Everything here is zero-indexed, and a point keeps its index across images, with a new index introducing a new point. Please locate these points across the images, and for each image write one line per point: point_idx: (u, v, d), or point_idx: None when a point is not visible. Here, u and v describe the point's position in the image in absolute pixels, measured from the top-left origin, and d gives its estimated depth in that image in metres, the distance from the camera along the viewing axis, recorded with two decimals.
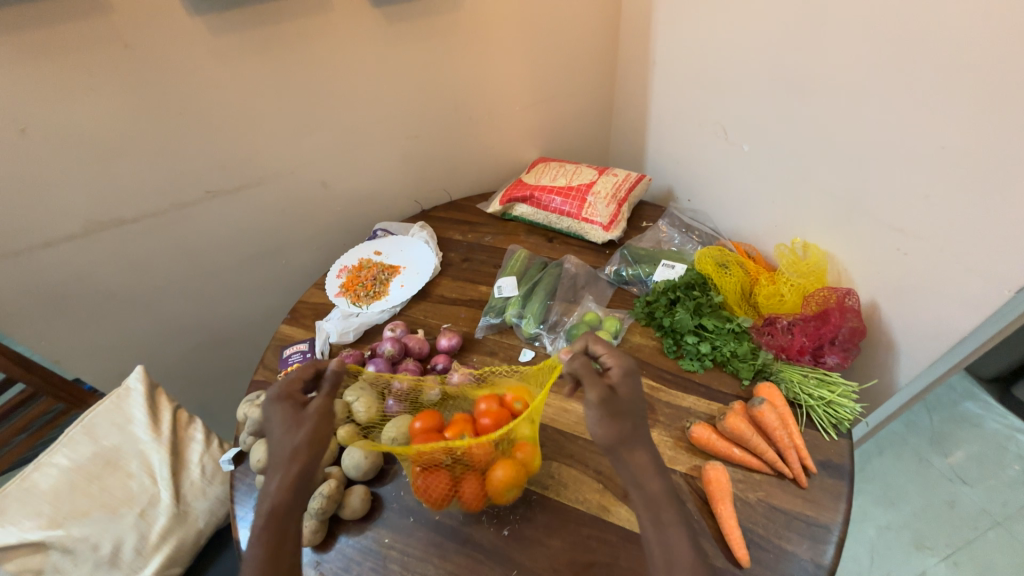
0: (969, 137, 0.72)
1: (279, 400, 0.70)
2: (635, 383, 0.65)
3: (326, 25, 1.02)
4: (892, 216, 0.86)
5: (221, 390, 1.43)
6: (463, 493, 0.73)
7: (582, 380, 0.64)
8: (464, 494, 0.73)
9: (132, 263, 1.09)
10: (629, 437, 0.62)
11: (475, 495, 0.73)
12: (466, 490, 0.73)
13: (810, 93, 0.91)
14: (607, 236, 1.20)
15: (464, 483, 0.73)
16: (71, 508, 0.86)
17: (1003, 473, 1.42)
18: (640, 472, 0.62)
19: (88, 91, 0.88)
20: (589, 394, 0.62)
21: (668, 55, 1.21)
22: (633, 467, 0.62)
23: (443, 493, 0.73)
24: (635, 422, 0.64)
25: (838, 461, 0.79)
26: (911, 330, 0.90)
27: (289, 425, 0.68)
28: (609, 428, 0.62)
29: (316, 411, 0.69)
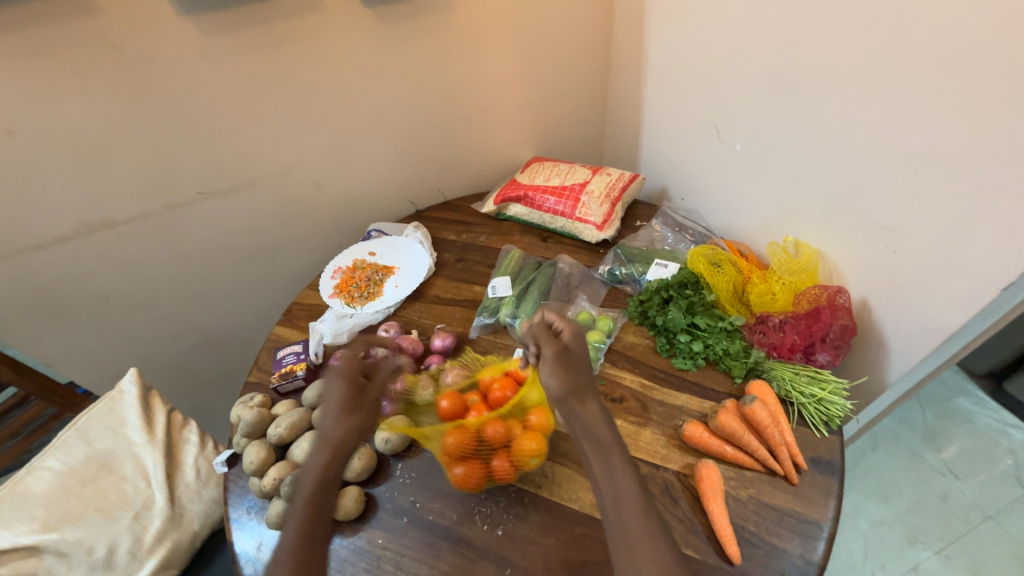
0: (956, 136, 0.73)
1: (343, 376, 0.78)
2: (585, 339, 0.74)
3: (318, 25, 1.01)
4: (882, 215, 0.86)
5: (215, 391, 1.43)
6: (495, 470, 0.76)
7: (539, 338, 0.73)
8: (495, 470, 0.76)
9: (124, 264, 1.08)
10: (581, 388, 0.69)
11: (505, 470, 0.77)
12: (497, 466, 0.76)
13: (802, 92, 0.92)
14: (600, 236, 1.20)
15: (494, 461, 0.76)
16: (65, 511, 0.86)
17: (995, 468, 1.43)
18: (590, 422, 0.67)
19: (78, 93, 0.88)
20: (545, 349, 0.71)
21: (660, 54, 1.21)
22: (583, 419, 0.68)
23: (476, 475, 0.76)
24: (586, 374, 0.71)
25: (828, 457, 0.80)
26: (901, 328, 0.91)
27: (345, 405, 0.76)
28: (565, 378, 0.69)
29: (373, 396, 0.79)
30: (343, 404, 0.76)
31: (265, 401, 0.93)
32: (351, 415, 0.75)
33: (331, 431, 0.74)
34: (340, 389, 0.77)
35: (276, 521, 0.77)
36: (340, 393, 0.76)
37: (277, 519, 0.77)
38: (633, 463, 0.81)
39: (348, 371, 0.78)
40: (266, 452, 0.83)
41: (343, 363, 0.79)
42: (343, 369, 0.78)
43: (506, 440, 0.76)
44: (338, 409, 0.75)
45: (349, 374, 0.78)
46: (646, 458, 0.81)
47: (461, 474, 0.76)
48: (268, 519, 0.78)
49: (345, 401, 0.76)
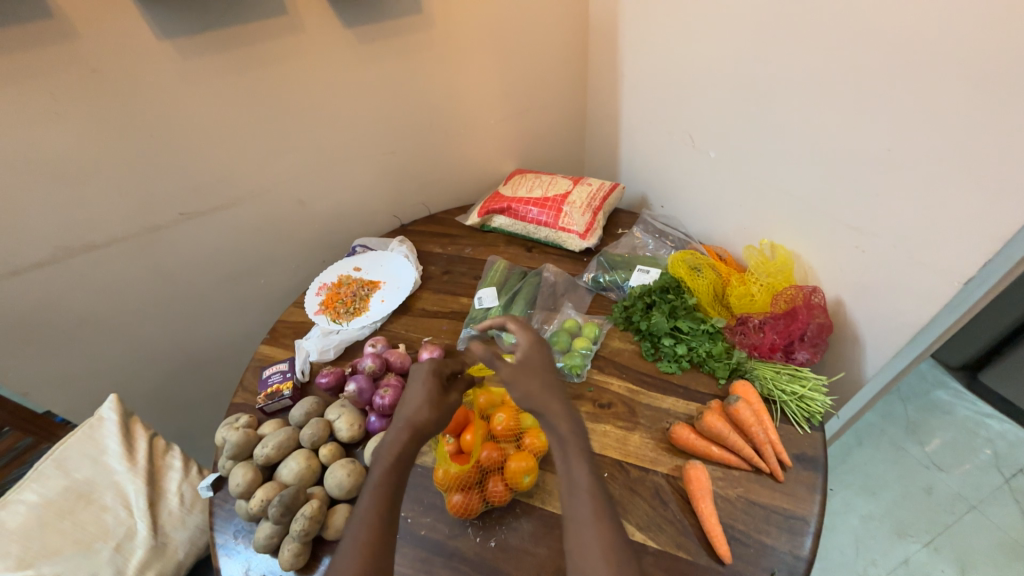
0: (914, 139, 0.77)
1: (430, 375, 0.76)
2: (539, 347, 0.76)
3: (298, 44, 1.03)
4: (850, 216, 0.90)
5: (200, 415, 1.40)
6: (492, 493, 0.76)
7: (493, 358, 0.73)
8: (490, 493, 0.76)
9: (103, 288, 1.06)
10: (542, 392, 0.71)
11: (500, 492, 0.76)
12: (492, 489, 0.76)
13: (770, 100, 0.96)
14: (584, 244, 1.22)
15: (489, 483, 0.76)
16: (42, 546, 0.82)
17: (975, 458, 1.47)
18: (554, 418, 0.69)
19: (53, 117, 0.87)
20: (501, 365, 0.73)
21: (635, 67, 1.25)
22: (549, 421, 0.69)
23: (474, 499, 0.75)
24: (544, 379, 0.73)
25: (812, 453, 0.81)
26: (874, 324, 0.94)
27: (431, 399, 0.74)
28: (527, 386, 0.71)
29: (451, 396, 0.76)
30: (429, 398, 0.74)
31: (250, 422, 0.91)
32: (434, 409, 0.73)
33: (409, 420, 0.71)
34: (421, 387, 0.76)
35: (265, 544, 0.76)
36: (425, 390, 0.75)
37: (265, 541, 0.76)
38: (623, 467, 0.81)
39: (433, 371, 0.77)
40: (253, 474, 0.81)
41: (430, 363, 0.78)
42: (429, 370, 0.77)
43: (497, 462, 0.77)
44: (421, 402, 0.73)
45: (434, 376, 0.77)
46: (636, 462, 0.82)
47: (460, 501, 0.75)
48: (285, 561, 0.74)
49: (429, 396, 0.74)
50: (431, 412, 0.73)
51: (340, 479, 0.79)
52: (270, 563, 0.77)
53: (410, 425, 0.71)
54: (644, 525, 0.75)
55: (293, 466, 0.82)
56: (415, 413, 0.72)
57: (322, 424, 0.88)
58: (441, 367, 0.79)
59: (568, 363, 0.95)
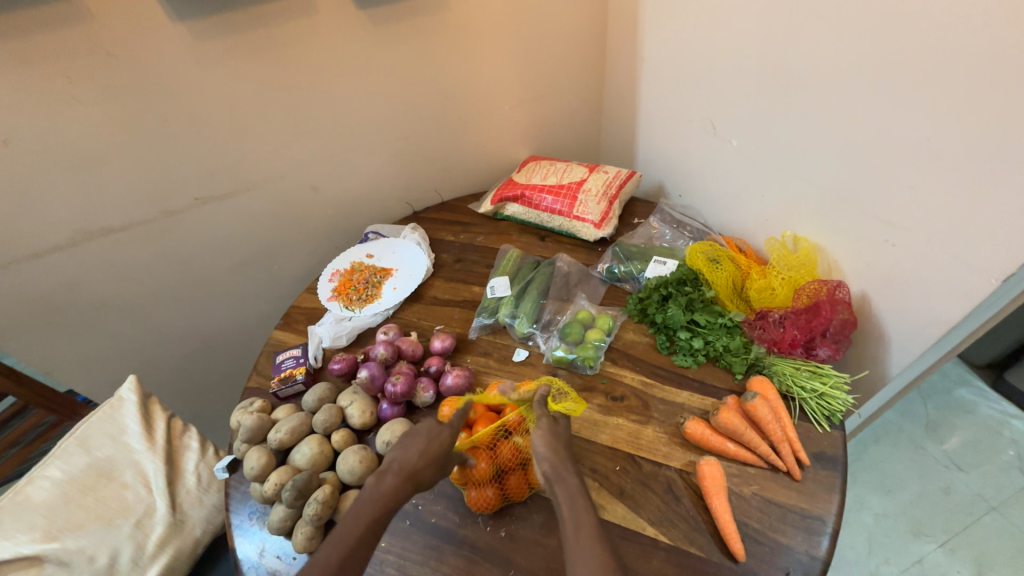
0: (953, 128, 0.72)
1: (447, 436, 0.74)
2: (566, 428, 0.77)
3: (310, 26, 1.01)
4: (880, 209, 0.86)
5: (216, 396, 1.43)
6: (510, 488, 0.76)
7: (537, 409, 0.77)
8: (509, 487, 0.76)
9: (121, 271, 1.08)
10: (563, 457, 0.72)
11: (519, 488, 0.76)
12: (511, 484, 0.76)
13: (797, 85, 0.91)
14: (599, 234, 1.19)
15: (508, 479, 0.76)
16: (66, 520, 0.85)
17: (998, 459, 1.43)
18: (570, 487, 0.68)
19: (69, 100, 0.87)
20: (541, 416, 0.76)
21: (655, 51, 1.21)
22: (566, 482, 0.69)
23: (493, 495, 0.75)
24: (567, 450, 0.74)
25: (831, 452, 0.79)
26: (901, 321, 0.90)
27: (441, 461, 0.72)
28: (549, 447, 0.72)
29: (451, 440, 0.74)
30: (436, 460, 0.72)
31: (265, 407, 0.92)
32: (439, 468, 0.72)
33: (413, 469, 0.70)
34: (432, 443, 0.73)
35: (279, 527, 0.77)
36: (439, 447, 0.72)
37: (279, 524, 0.77)
38: (635, 461, 0.81)
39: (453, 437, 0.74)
40: (267, 457, 0.82)
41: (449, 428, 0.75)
42: (449, 434, 0.74)
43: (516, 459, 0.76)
44: (429, 455, 0.72)
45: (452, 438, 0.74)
46: (648, 456, 0.81)
47: (477, 494, 0.75)
48: (298, 544, 0.75)
49: (438, 453, 0.72)
50: (433, 470, 0.71)
51: (352, 465, 0.80)
52: (285, 545, 0.78)
53: (412, 476, 0.70)
54: (656, 520, 0.74)
55: (306, 452, 0.82)
56: (420, 467, 0.70)
57: (334, 410, 0.88)
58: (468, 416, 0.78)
59: (581, 355, 0.94)
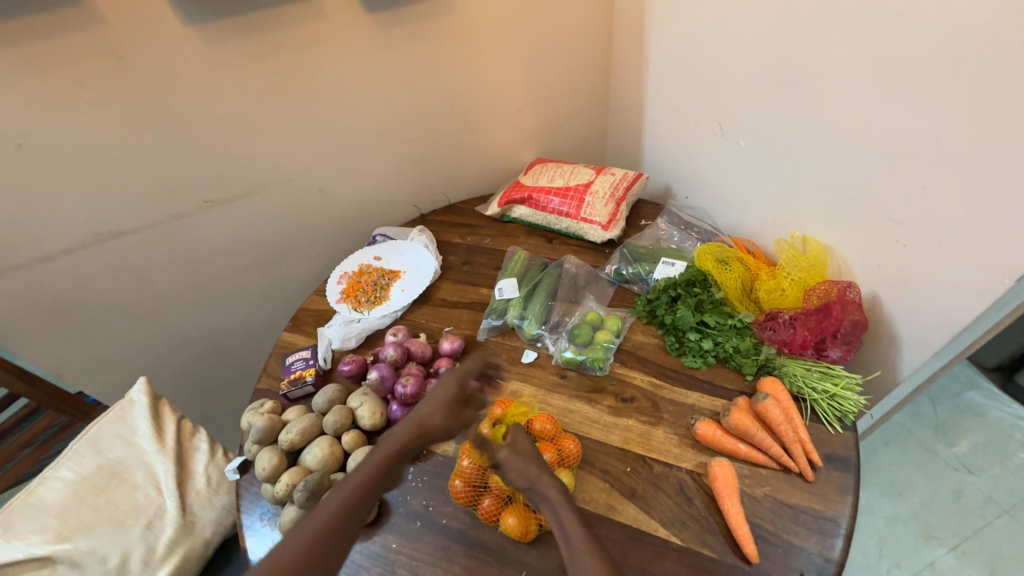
0: (963, 129, 0.73)
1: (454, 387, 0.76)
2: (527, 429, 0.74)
3: (320, 30, 1.02)
4: (891, 209, 0.86)
5: (224, 398, 1.43)
6: (484, 506, 0.75)
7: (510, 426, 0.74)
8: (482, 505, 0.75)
9: (132, 274, 1.09)
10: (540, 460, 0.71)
11: (488, 513, 0.75)
12: (485, 504, 0.75)
13: (805, 87, 0.92)
14: (606, 236, 1.20)
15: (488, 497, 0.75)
16: (78, 521, 0.86)
17: (1009, 462, 1.42)
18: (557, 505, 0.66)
19: (84, 105, 0.89)
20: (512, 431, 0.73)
21: (661, 53, 1.21)
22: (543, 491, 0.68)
23: (466, 497, 0.76)
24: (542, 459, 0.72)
25: (843, 454, 0.79)
26: (913, 322, 0.90)
27: (451, 411, 0.75)
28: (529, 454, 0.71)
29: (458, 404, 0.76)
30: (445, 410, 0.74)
31: (275, 408, 0.93)
32: (449, 416, 0.74)
33: (421, 421, 0.72)
34: (440, 396, 0.75)
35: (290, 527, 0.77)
36: (447, 397, 0.75)
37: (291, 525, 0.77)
38: (646, 462, 0.80)
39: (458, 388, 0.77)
40: (278, 458, 0.83)
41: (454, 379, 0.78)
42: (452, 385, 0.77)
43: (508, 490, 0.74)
44: (440, 405, 0.74)
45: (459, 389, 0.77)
46: (659, 457, 0.81)
47: (459, 488, 0.77)
48: None
49: (449, 402, 0.75)
50: (445, 418, 0.74)
51: None
52: None
53: (419, 424, 0.72)
54: (668, 522, 0.74)
55: (317, 452, 0.83)
56: (430, 416, 0.73)
57: (344, 411, 0.88)
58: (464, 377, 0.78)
59: (590, 356, 0.94)
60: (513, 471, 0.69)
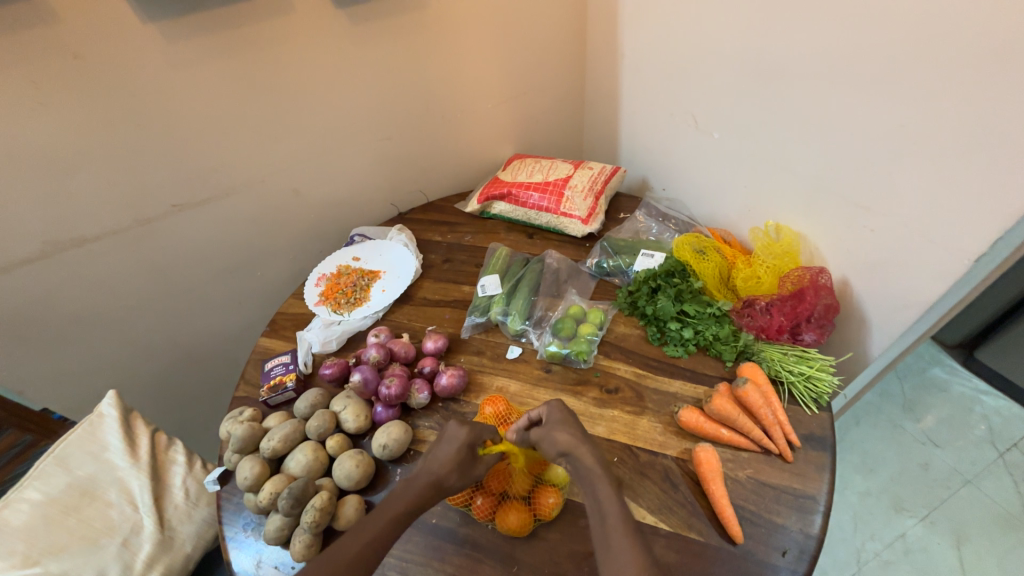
0: (925, 116, 0.76)
1: (465, 442, 0.73)
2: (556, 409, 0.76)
3: (289, 25, 0.99)
4: (859, 194, 0.89)
5: (200, 408, 1.39)
6: (477, 505, 0.75)
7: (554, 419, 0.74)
8: (476, 505, 0.75)
9: (96, 282, 1.04)
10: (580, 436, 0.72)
11: (483, 510, 0.74)
12: (479, 503, 0.74)
13: (776, 74, 0.93)
14: (586, 229, 1.21)
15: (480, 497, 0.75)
16: (47, 543, 0.81)
17: (971, 434, 1.49)
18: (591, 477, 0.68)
19: (35, 106, 0.84)
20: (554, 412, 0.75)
21: (635, 47, 1.22)
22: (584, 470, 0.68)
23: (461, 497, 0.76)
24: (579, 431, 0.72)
25: (820, 433, 0.82)
26: (881, 303, 0.94)
27: (463, 468, 0.72)
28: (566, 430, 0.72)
29: (461, 455, 0.73)
30: (459, 467, 0.72)
31: (255, 415, 0.90)
32: (463, 474, 0.72)
33: (435, 479, 0.71)
34: (451, 450, 0.73)
35: (276, 536, 0.75)
36: (457, 453, 0.73)
37: (276, 534, 0.75)
38: (632, 451, 0.82)
39: (468, 443, 0.74)
40: (261, 467, 0.80)
41: (465, 431, 0.75)
42: (463, 440, 0.74)
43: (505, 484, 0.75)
44: (448, 462, 0.72)
45: (469, 443, 0.74)
46: (645, 445, 0.82)
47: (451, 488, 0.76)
48: (296, 553, 0.73)
49: (457, 458, 0.72)
50: (456, 475, 0.71)
51: (349, 470, 0.79)
52: (282, 555, 0.77)
53: (435, 484, 0.71)
54: (656, 508, 0.75)
55: (301, 459, 0.81)
56: (444, 474, 0.71)
57: (328, 415, 0.87)
58: (474, 439, 0.74)
59: (574, 350, 0.95)
60: (544, 444, 0.70)
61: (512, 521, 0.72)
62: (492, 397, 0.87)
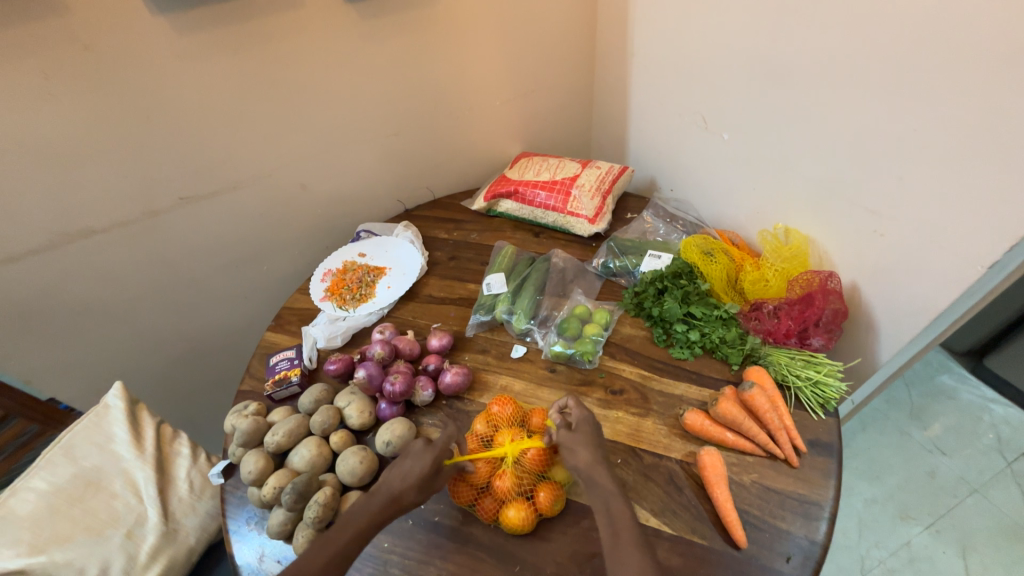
0: (939, 120, 0.74)
1: (434, 461, 0.72)
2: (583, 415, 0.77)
3: (297, 19, 0.99)
4: (869, 199, 0.88)
5: (205, 401, 1.39)
6: (484, 505, 0.74)
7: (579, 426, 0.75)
8: (483, 504, 0.75)
9: (103, 274, 1.04)
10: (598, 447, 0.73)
11: (489, 510, 0.74)
12: (486, 502, 0.74)
13: (788, 76, 0.92)
14: (593, 229, 1.20)
15: (487, 497, 0.75)
16: (53, 533, 0.82)
17: (978, 442, 1.48)
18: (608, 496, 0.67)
19: (45, 98, 0.84)
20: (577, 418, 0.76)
21: (644, 45, 1.21)
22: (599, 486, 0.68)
23: (467, 496, 0.75)
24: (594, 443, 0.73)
25: (827, 439, 0.81)
26: (890, 309, 0.93)
27: (424, 484, 0.71)
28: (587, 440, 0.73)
29: (427, 472, 0.72)
30: (421, 483, 0.71)
31: (260, 410, 0.90)
32: (422, 489, 0.72)
33: (395, 496, 0.70)
34: (417, 467, 0.72)
35: (279, 531, 0.76)
36: (424, 471, 0.71)
37: (279, 528, 0.76)
38: (636, 454, 0.81)
39: (438, 462, 0.72)
40: (265, 461, 0.81)
41: (434, 449, 0.73)
42: (434, 459, 0.72)
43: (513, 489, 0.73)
44: (413, 479, 0.71)
45: (438, 462, 0.72)
46: (649, 447, 0.82)
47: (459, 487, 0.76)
48: (299, 548, 0.73)
49: (423, 476, 0.71)
50: (417, 491, 0.71)
51: (352, 466, 0.79)
52: (284, 549, 0.77)
53: (395, 499, 0.70)
54: (659, 511, 0.75)
55: (305, 454, 0.81)
56: (405, 491, 0.70)
57: (332, 411, 0.87)
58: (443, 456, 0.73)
59: (579, 350, 0.94)
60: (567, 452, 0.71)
61: (517, 518, 0.72)
62: (500, 398, 0.85)
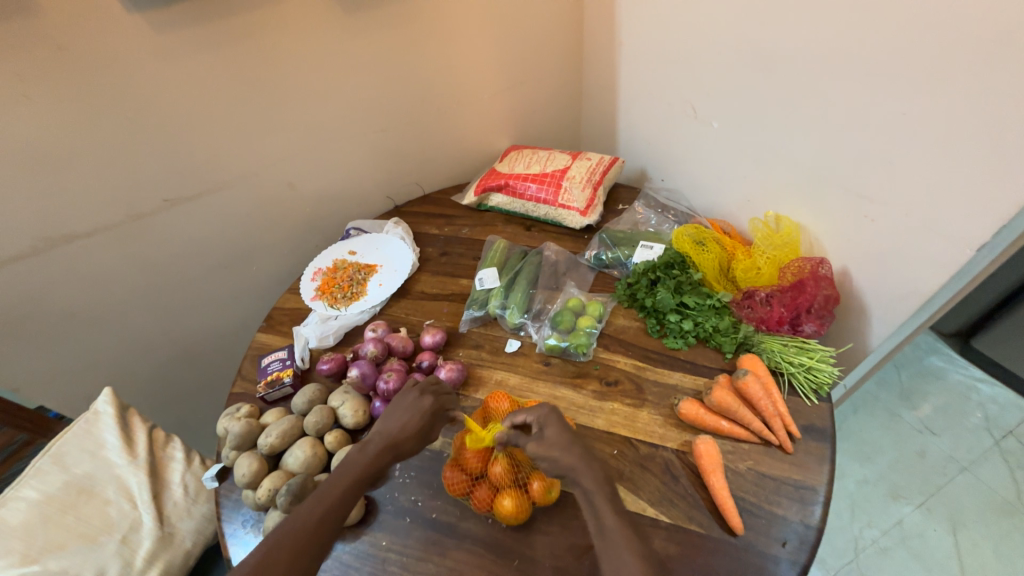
0: (927, 103, 0.74)
1: (429, 410, 0.76)
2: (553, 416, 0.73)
3: (277, 13, 0.96)
4: (860, 184, 0.88)
5: (198, 404, 1.38)
6: (477, 496, 0.75)
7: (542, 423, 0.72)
8: (475, 495, 0.75)
9: (89, 279, 1.02)
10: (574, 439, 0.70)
11: (481, 500, 0.74)
12: (478, 493, 0.74)
13: (778, 62, 0.91)
14: (585, 221, 1.19)
15: (478, 488, 0.75)
16: (45, 542, 0.81)
17: (966, 422, 1.50)
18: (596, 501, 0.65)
19: (21, 99, 0.82)
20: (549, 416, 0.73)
21: (632, 34, 1.20)
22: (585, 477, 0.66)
23: (460, 486, 0.76)
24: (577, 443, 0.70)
25: (820, 424, 0.82)
26: (881, 293, 0.93)
27: (423, 433, 0.75)
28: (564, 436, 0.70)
29: (424, 418, 0.76)
30: (418, 432, 0.74)
31: (253, 412, 0.89)
32: (419, 439, 0.75)
33: (393, 442, 0.72)
34: (414, 416, 0.75)
35: None
36: (419, 420, 0.75)
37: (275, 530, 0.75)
38: (632, 444, 0.81)
39: (433, 410, 0.76)
40: (259, 463, 0.80)
41: (432, 400, 0.77)
42: (430, 407, 0.76)
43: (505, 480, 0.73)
44: (409, 427, 0.74)
45: (434, 411, 0.77)
46: (644, 438, 0.82)
47: (453, 478, 0.76)
48: None
49: (419, 425, 0.75)
50: (416, 438, 0.74)
51: None
52: None
53: (394, 445, 0.72)
54: (656, 501, 0.75)
55: (299, 455, 0.80)
56: (403, 437, 0.73)
57: (326, 410, 0.86)
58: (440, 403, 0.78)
59: (573, 342, 0.94)
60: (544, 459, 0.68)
61: (511, 509, 0.72)
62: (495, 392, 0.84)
